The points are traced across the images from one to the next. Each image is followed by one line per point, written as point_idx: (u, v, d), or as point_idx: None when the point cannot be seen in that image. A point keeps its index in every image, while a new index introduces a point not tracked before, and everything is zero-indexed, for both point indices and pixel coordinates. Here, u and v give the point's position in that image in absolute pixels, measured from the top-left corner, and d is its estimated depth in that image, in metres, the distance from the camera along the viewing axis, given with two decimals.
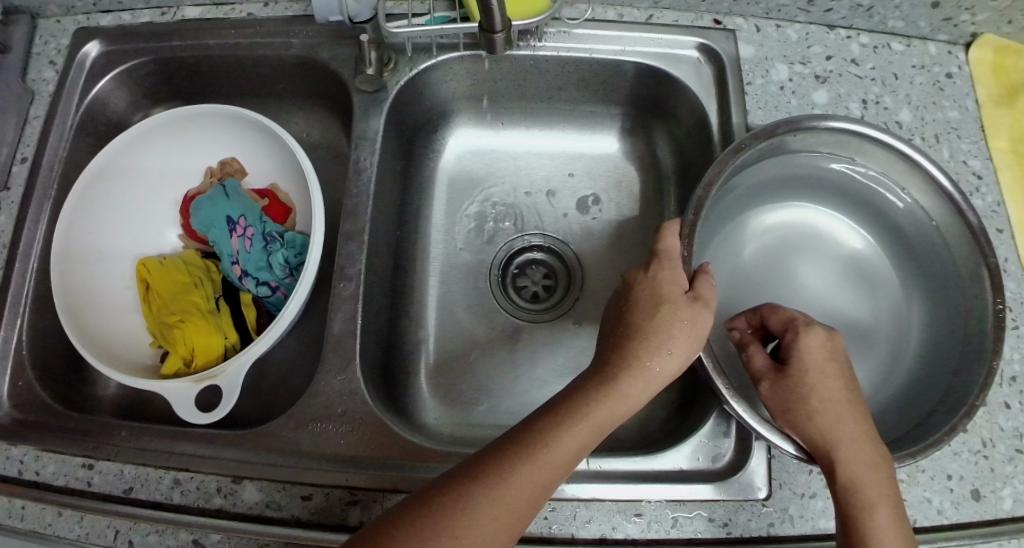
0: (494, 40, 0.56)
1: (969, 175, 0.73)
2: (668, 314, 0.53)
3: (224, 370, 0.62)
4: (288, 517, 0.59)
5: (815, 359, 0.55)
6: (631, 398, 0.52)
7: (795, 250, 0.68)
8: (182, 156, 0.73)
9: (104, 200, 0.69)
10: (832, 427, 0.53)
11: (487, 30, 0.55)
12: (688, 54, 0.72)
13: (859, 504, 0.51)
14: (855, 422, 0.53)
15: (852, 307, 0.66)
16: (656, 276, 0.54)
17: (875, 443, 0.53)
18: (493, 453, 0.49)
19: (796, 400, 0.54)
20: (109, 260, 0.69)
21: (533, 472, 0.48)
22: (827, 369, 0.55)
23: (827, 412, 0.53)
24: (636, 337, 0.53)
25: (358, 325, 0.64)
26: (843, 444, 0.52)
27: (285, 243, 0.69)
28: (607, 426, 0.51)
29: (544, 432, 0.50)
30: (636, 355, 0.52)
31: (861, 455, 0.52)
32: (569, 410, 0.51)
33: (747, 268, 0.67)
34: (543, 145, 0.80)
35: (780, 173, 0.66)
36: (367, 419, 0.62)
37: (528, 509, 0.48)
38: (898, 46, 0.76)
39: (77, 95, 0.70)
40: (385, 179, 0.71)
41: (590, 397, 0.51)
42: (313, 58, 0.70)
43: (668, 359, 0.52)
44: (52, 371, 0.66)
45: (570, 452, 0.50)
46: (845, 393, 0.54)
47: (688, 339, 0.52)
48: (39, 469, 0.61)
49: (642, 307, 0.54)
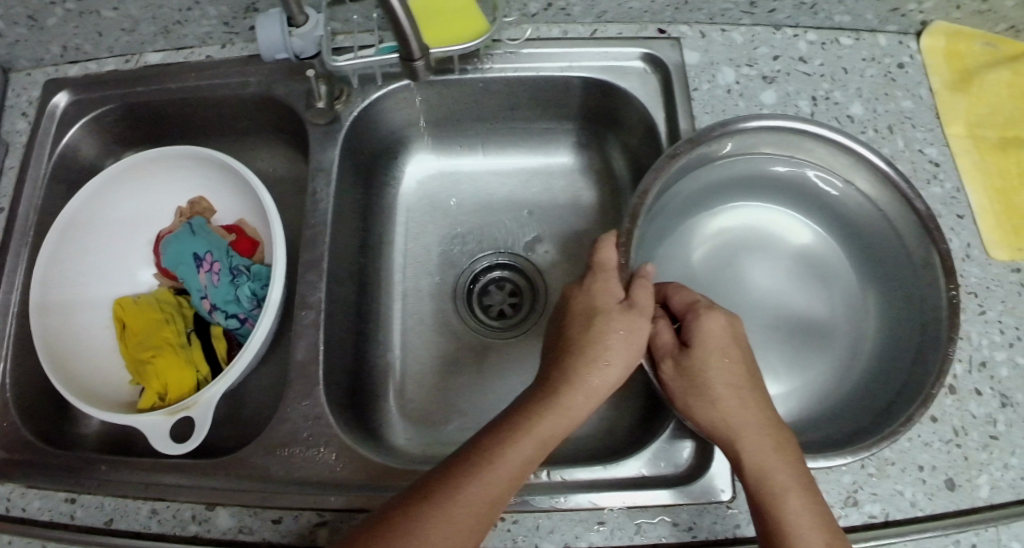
0: (416, 67, 0.60)
1: (926, 163, 0.72)
2: (604, 323, 0.54)
3: (195, 401, 0.65)
4: (260, 540, 0.61)
5: (714, 341, 0.56)
6: (576, 410, 0.53)
7: (749, 252, 0.68)
8: (153, 198, 0.76)
9: (79, 244, 0.72)
10: (733, 414, 0.54)
11: (407, 59, 0.59)
12: (633, 65, 0.73)
13: (771, 492, 0.51)
14: (756, 407, 0.54)
15: (810, 304, 0.66)
16: (590, 288, 0.57)
17: (776, 427, 0.54)
18: (441, 471, 0.50)
19: (697, 388, 0.56)
20: (86, 302, 0.72)
21: (483, 486, 0.49)
22: (729, 354, 0.56)
23: (729, 399, 0.55)
24: (575, 348, 0.54)
25: (321, 351, 0.66)
26: (746, 430, 0.54)
27: (252, 276, 0.72)
28: (551, 440, 0.52)
29: (492, 447, 0.51)
30: (576, 367, 0.54)
31: (765, 441, 0.53)
32: (516, 424, 0.52)
33: (698, 273, 0.67)
34: (500, 164, 0.82)
35: (728, 176, 0.67)
36: (334, 440, 0.64)
37: (482, 523, 0.48)
38: (847, 40, 0.76)
39: (49, 143, 0.74)
40: (344, 206, 0.73)
41: (537, 410, 0.53)
42: (270, 95, 0.73)
43: (606, 370, 0.54)
44: (34, 411, 0.69)
45: (518, 466, 0.51)
46: (744, 377, 0.56)
47: (625, 349, 0.54)
48: (25, 505, 0.64)
49: (578, 319, 0.56)
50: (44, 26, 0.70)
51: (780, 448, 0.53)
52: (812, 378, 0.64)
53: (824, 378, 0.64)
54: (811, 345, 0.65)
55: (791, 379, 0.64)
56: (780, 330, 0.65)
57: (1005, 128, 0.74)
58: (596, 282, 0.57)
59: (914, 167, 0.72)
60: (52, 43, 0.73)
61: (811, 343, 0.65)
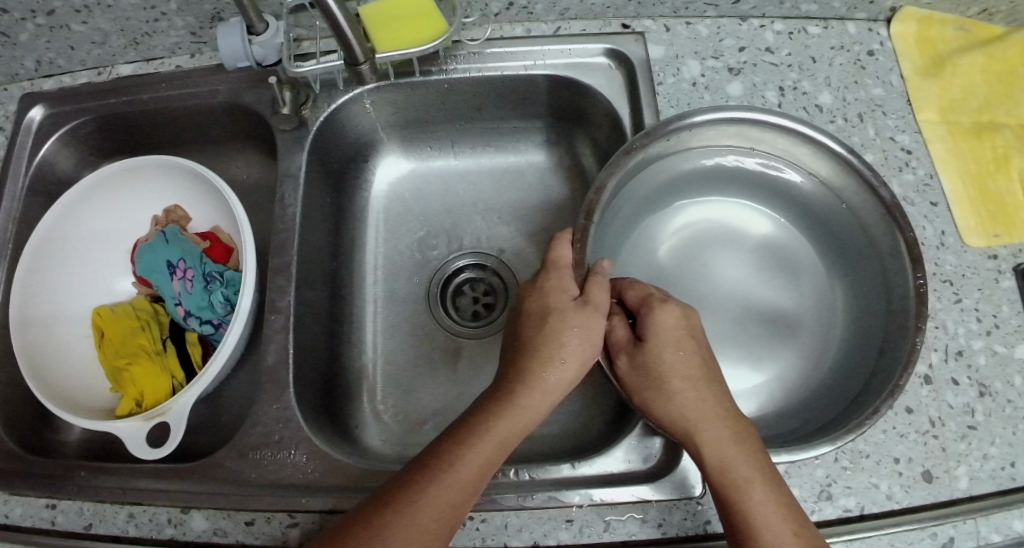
0: (361, 71, 0.69)
1: (898, 150, 0.71)
2: (558, 322, 0.56)
3: (170, 406, 0.66)
4: (234, 542, 0.62)
5: (667, 334, 0.57)
6: (533, 408, 0.54)
7: (715, 245, 0.68)
8: (129, 207, 0.78)
9: (57, 255, 0.74)
10: (690, 407, 0.54)
11: (353, 64, 0.68)
12: (598, 61, 0.73)
13: (733, 485, 0.51)
14: (713, 398, 0.54)
15: (778, 296, 0.66)
16: (544, 287, 0.58)
17: (734, 418, 0.54)
18: (402, 477, 0.51)
19: (654, 383, 0.56)
20: (65, 312, 0.74)
21: (445, 490, 0.50)
22: (683, 346, 0.56)
23: (686, 392, 0.55)
24: (530, 348, 0.55)
25: (291, 354, 0.67)
26: (704, 423, 0.53)
27: (225, 282, 0.73)
28: (511, 439, 0.53)
29: (452, 451, 0.51)
30: (531, 366, 0.55)
31: (724, 433, 0.53)
32: (475, 427, 0.53)
33: (664, 268, 0.67)
34: (471, 164, 0.82)
35: (692, 169, 0.67)
36: (305, 442, 0.65)
37: (447, 527, 0.49)
38: (815, 29, 0.75)
39: (26, 158, 0.75)
40: (314, 210, 0.73)
41: (495, 412, 0.53)
42: (239, 103, 0.74)
43: (561, 366, 0.55)
44: (17, 419, 0.71)
45: (478, 468, 0.51)
46: (700, 369, 0.56)
47: (579, 345, 0.55)
48: (8, 512, 0.65)
49: (533, 319, 0.57)
50: (16, 42, 0.72)
51: (740, 439, 0.53)
52: (780, 371, 0.63)
53: (792, 371, 0.63)
54: (779, 338, 0.64)
55: (758, 373, 0.63)
56: (747, 324, 0.65)
57: (979, 113, 0.73)
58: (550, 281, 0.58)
59: (886, 155, 0.71)
60: (25, 59, 0.74)
61: (779, 336, 0.64)
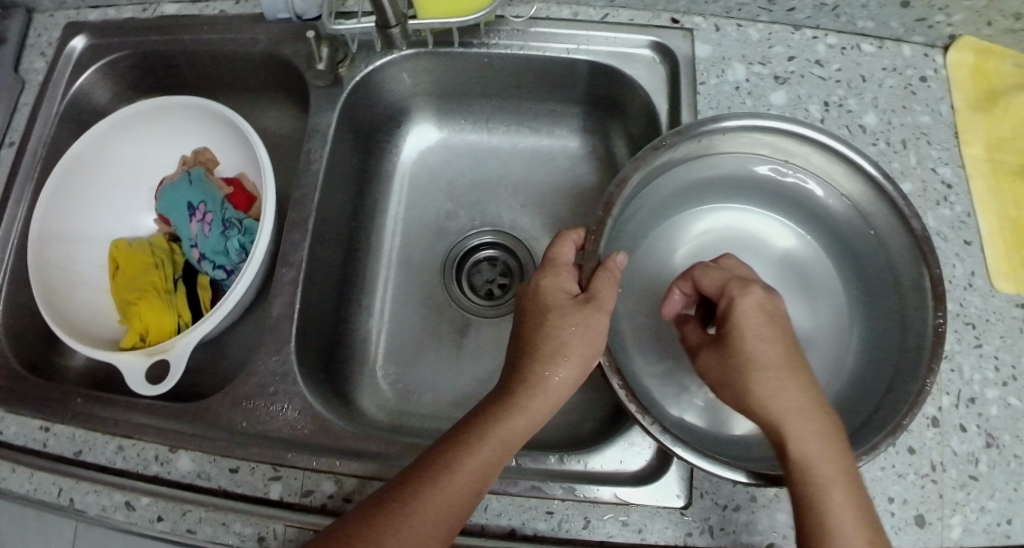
0: (391, 34, 0.68)
1: (937, 183, 0.69)
2: (558, 316, 0.56)
3: (173, 345, 0.66)
4: (216, 487, 0.62)
5: (750, 323, 0.53)
6: (534, 411, 0.54)
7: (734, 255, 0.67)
8: (158, 145, 0.78)
9: (81, 184, 0.74)
10: (775, 400, 0.51)
11: (384, 26, 0.66)
12: (642, 53, 0.71)
13: (816, 486, 0.49)
14: (799, 389, 0.51)
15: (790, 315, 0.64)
16: (543, 283, 0.58)
17: (819, 411, 0.51)
18: (400, 480, 0.52)
19: (738, 372, 0.53)
20: (83, 240, 0.74)
21: (440, 496, 0.50)
22: (769, 334, 0.53)
23: (771, 385, 0.51)
24: (531, 344, 0.55)
25: (296, 310, 0.67)
26: (790, 417, 0.50)
27: (242, 231, 0.72)
28: (511, 444, 0.53)
29: (449, 456, 0.52)
30: (533, 369, 0.55)
31: (808, 431, 0.50)
32: (472, 430, 0.53)
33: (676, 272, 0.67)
34: (501, 143, 0.81)
35: (721, 175, 0.65)
36: (297, 398, 0.65)
37: (445, 529, 0.50)
38: (869, 47, 0.73)
39: (63, 85, 0.76)
40: (337, 170, 0.73)
41: (494, 415, 0.53)
42: (277, 53, 0.73)
43: (563, 367, 0.54)
44: (23, 340, 0.72)
45: (476, 475, 0.51)
46: (786, 358, 0.53)
47: (580, 344, 0.55)
48: (4, 429, 0.66)
49: (533, 316, 0.57)
50: None
51: (825, 435, 0.50)
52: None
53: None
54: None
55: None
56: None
57: None
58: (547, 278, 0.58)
59: (924, 186, 0.69)
60: None
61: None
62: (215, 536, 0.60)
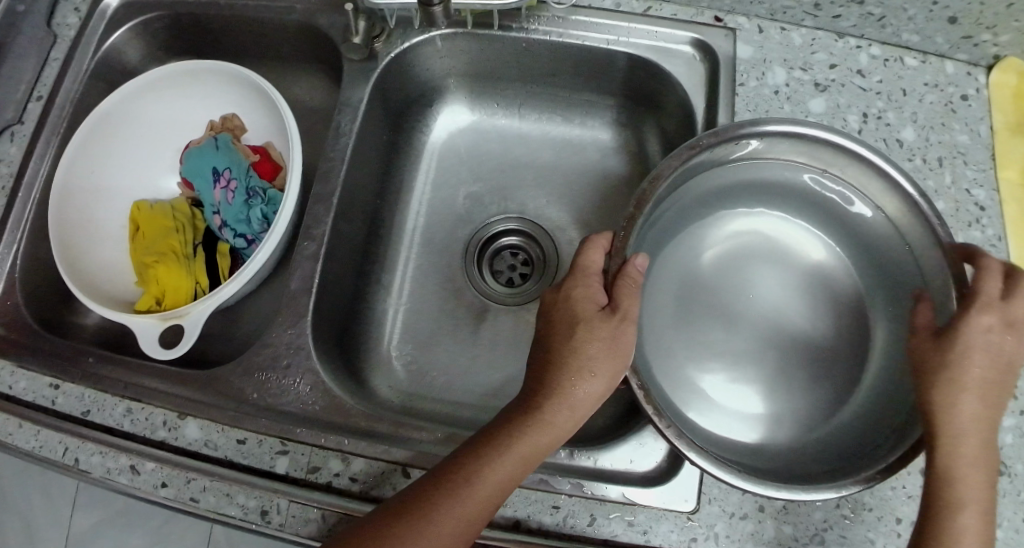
0: (432, 11, 0.66)
1: (970, 205, 0.68)
2: (585, 329, 0.56)
3: (188, 311, 0.66)
4: (222, 457, 0.62)
5: (974, 342, 0.53)
6: (558, 427, 0.55)
7: (760, 262, 0.65)
8: (186, 110, 0.77)
9: (107, 143, 0.74)
10: (957, 413, 0.52)
11: (426, 4, 0.65)
12: (682, 50, 0.71)
13: (949, 499, 0.52)
14: (978, 416, 0.52)
15: (810, 328, 0.63)
16: (573, 292, 0.58)
17: (983, 443, 0.52)
18: (423, 486, 0.53)
19: (944, 375, 0.53)
20: (105, 200, 0.74)
21: (462, 507, 0.52)
22: (983, 359, 0.52)
23: (961, 399, 0.52)
24: (557, 355, 0.56)
25: (314, 284, 0.66)
26: (960, 434, 0.52)
27: (266, 200, 0.72)
28: (533, 458, 0.54)
29: (472, 466, 0.53)
30: (560, 383, 0.55)
31: (971, 455, 0.52)
32: (497, 441, 0.54)
33: (701, 273, 0.66)
34: (533, 130, 0.80)
35: (754, 179, 0.65)
36: (310, 374, 0.65)
37: (461, 537, 0.51)
38: (913, 61, 0.72)
39: (96, 42, 0.75)
40: (365, 146, 0.72)
41: (519, 429, 0.54)
42: (313, 24, 0.73)
43: (589, 382, 0.55)
44: (38, 296, 0.71)
45: (498, 487, 0.53)
46: (986, 384, 0.53)
47: (608, 359, 0.55)
48: (12, 383, 0.66)
49: (561, 328, 0.57)
50: None
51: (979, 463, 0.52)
52: (795, 404, 0.61)
53: (808, 407, 0.61)
54: (802, 371, 0.62)
55: (768, 399, 0.61)
56: (769, 349, 0.63)
57: None
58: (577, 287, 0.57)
59: (957, 207, 0.68)
60: None
61: (807, 369, 0.62)
62: (218, 506, 0.60)
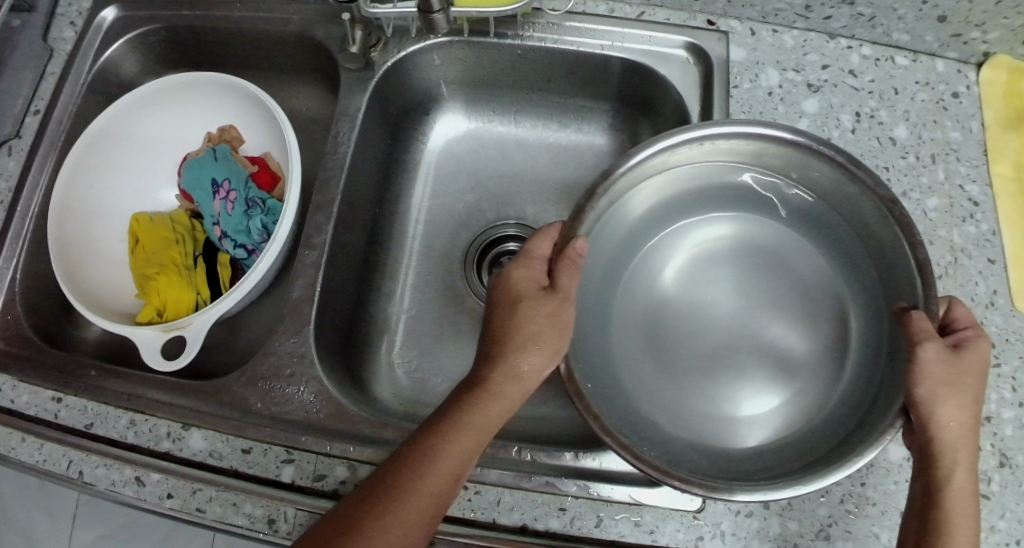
0: (434, 20, 0.64)
1: (964, 200, 0.69)
2: (527, 308, 0.58)
3: (190, 322, 0.66)
4: (227, 467, 0.62)
5: (967, 362, 0.53)
6: (505, 398, 0.56)
7: (727, 271, 0.62)
8: (185, 122, 0.78)
9: (105, 156, 0.74)
10: (953, 426, 0.52)
11: (426, 11, 0.63)
12: (676, 53, 0.72)
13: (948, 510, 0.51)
14: (969, 430, 0.52)
15: (781, 329, 0.59)
16: (514, 275, 0.60)
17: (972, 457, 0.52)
18: (385, 471, 0.53)
19: (947, 392, 0.51)
20: (105, 213, 0.74)
21: (425, 487, 0.52)
22: (973, 377, 0.53)
23: (957, 413, 0.52)
24: (500, 340, 0.57)
25: (317, 293, 0.67)
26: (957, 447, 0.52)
27: (265, 210, 0.72)
28: (484, 432, 0.55)
29: (428, 444, 0.54)
30: (506, 357, 0.57)
31: (963, 468, 0.52)
32: (450, 420, 0.54)
33: (667, 289, 0.63)
34: (530, 135, 0.81)
35: (718, 183, 0.63)
36: (315, 382, 0.65)
37: (427, 519, 0.52)
38: (903, 60, 0.73)
39: (92, 55, 0.75)
40: (365, 155, 0.73)
41: (469, 404, 0.55)
42: (310, 34, 0.73)
43: (532, 356, 0.56)
44: (39, 310, 0.71)
45: (455, 462, 0.53)
46: (975, 401, 0.53)
47: (552, 332, 0.57)
48: (15, 398, 0.66)
49: (503, 308, 0.59)
50: None
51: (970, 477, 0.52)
52: (767, 413, 0.57)
53: (783, 417, 0.57)
54: (775, 378, 0.58)
55: (739, 410, 0.57)
56: (737, 357, 0.59)
57: None
58: (517, 269, 0.59)
59: (951, 203, 0.69)
60: None
61: (780, 374, 0.58)
62: (225, 516, 0.60)
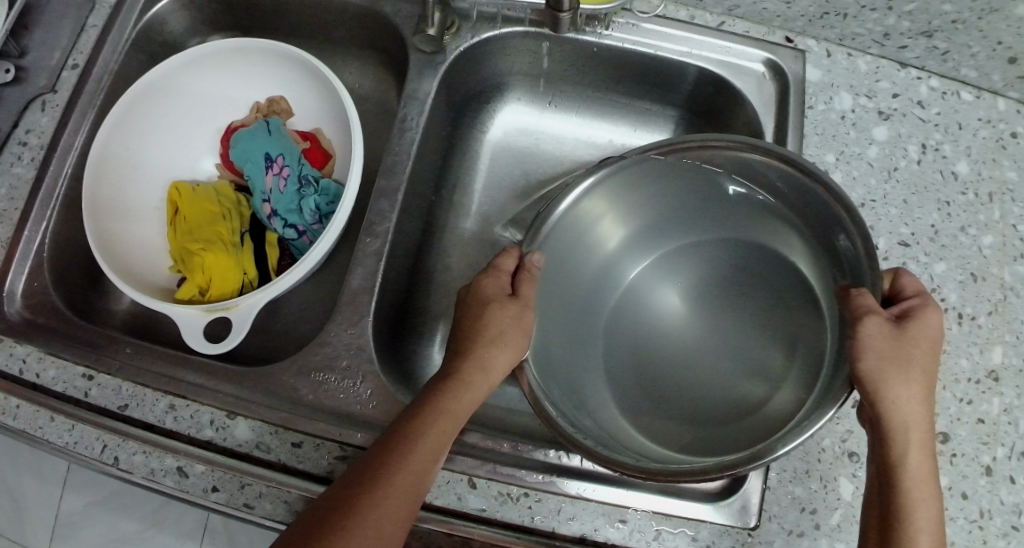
0: (560, 18, 0.61)
1: (1017, 240, 0.68)
2: (494, 311, 0.59)
3: (237, 304, 0.62)
4: (275, 461, 0.58)
5: (917, 333, 0.53)
6: (477, 387, 0.56)
7: (704, 289, 0.64)
8: (228, 88, 0.73)
9: (141, 118, 0.69)
10: (904, 400, 0.52)
11: (554, 8, 0.59)
12: (753, 67, 0.71)
13: (905, 485, 0.51)
14: (921, 401, 0.52)
15: (756, 341, 0.61)
16: (479, 284, 0.61)
17: (928, 430, 0.52)
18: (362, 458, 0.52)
19: (894, 365, 0.52)
20: (141, 180, 0.69)
21: (404, 473, 0.51)
22: (923, 348, 0.53)
23: (907, 385, 0.52)
24: (469, 336, 0.58)
25: (376, 284, 0.64)
26: (908, 418, 0.52)
27: (319, 190, 0.68)
28: (458, 414, 0.55)
29: (404, 428, 0.53)
30: (478, 347, 0.57)
31: (919, 442, 0.52)
32: (427, 406, 0.54)
33: (649, 317, 0.65)
34: (590, 133, 0.80)
35: (688, 206, 0.66)
36: (370, 377, 0.61)
37: (409, 506, 0.51)
38: (967, 96, 0.73)
39: (137, 10, 0.70)
40: (428, 143, 0.70)
41: (444, 390, 0.55)
42: (378, 10, 0.70)
43: (500, 349, 0.57)
44: (67, 280, 0.66)
45: (433, 446, 0.52)
46: (926, 372, 0.53)
47: (517, 332, 0.58)
48: (40, 372, 0.61)
49: (471, 311, 0.60)
50: None
51: (926, 449, 0.52)
52: (741, 416, 0.57)
53: (754, 425, 0.56)
54: (747, 386, 0.59)
55: (714, 422, 0.58)
56: (708, 370, 0.61)
57: None
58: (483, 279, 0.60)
59: (1005, 242, 0.68)
60: None
61: (746, 380, 0.59)
62: (274, 513, 0.57)
